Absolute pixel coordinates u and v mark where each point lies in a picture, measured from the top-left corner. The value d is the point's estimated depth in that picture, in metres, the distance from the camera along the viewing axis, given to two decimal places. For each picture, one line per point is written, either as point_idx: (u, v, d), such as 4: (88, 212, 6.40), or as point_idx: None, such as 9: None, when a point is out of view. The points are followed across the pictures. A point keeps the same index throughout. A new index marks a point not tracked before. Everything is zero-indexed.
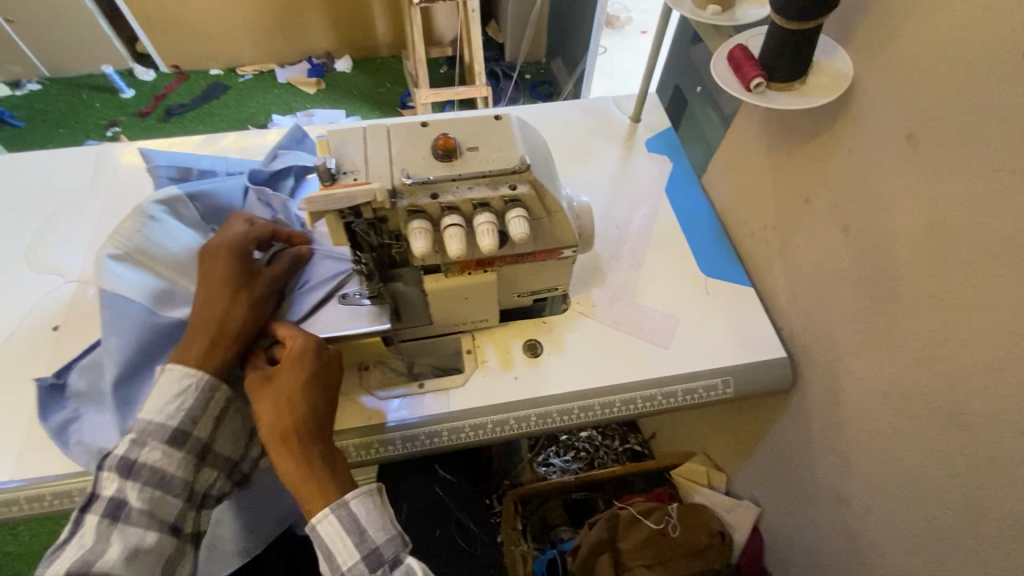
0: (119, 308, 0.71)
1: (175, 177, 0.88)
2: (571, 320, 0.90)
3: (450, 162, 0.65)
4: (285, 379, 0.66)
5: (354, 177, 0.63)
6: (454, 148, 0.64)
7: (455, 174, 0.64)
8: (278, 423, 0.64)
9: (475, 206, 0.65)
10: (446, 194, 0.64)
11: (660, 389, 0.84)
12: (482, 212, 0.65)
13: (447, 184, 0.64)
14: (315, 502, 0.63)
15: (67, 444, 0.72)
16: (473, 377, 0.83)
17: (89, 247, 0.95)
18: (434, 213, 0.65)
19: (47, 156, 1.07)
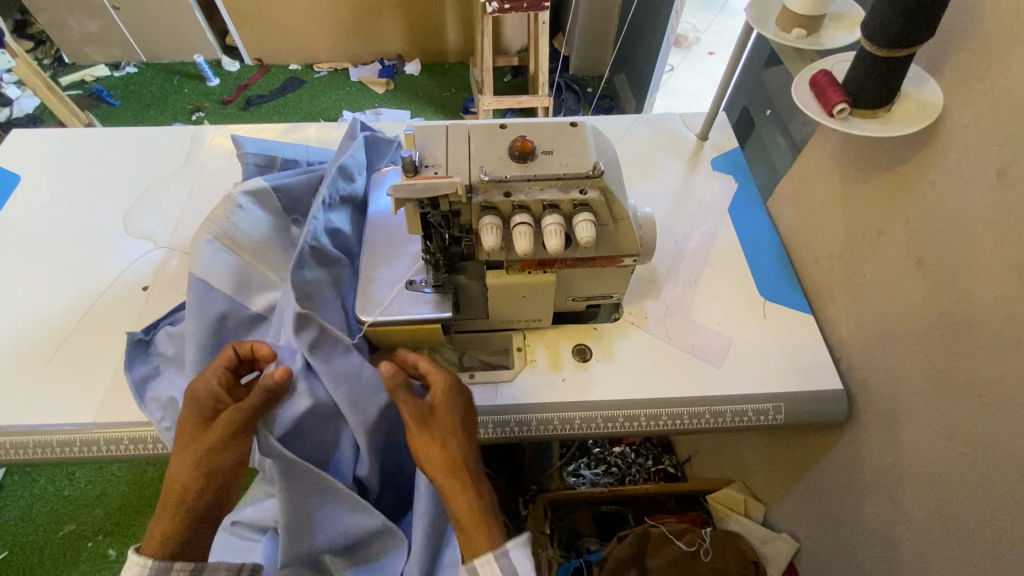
0: (206, 293, 0.75)
1: (262, 166, 0.88)
2: (622, 329, 0.90)
3: (526, 163, 0.67)
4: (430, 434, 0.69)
5: (435, 170, 0.66)
6: (531, 150, 0.67)
7: (531, 175, 0.66)
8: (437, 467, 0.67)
9: (545, 207, 0.67)
10: (519, 193, 0.67)
11: (708, 406, 0.83)
12: (552, 213, 0.67)
13: (521, 184, 0.67)
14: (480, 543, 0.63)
15: (145, 397, 0.79)
16: (522, 374, 0.85)
17: (180, 218, 1.03)
18: (506, 210, 0.67)
19: (149, 134, 1.17)
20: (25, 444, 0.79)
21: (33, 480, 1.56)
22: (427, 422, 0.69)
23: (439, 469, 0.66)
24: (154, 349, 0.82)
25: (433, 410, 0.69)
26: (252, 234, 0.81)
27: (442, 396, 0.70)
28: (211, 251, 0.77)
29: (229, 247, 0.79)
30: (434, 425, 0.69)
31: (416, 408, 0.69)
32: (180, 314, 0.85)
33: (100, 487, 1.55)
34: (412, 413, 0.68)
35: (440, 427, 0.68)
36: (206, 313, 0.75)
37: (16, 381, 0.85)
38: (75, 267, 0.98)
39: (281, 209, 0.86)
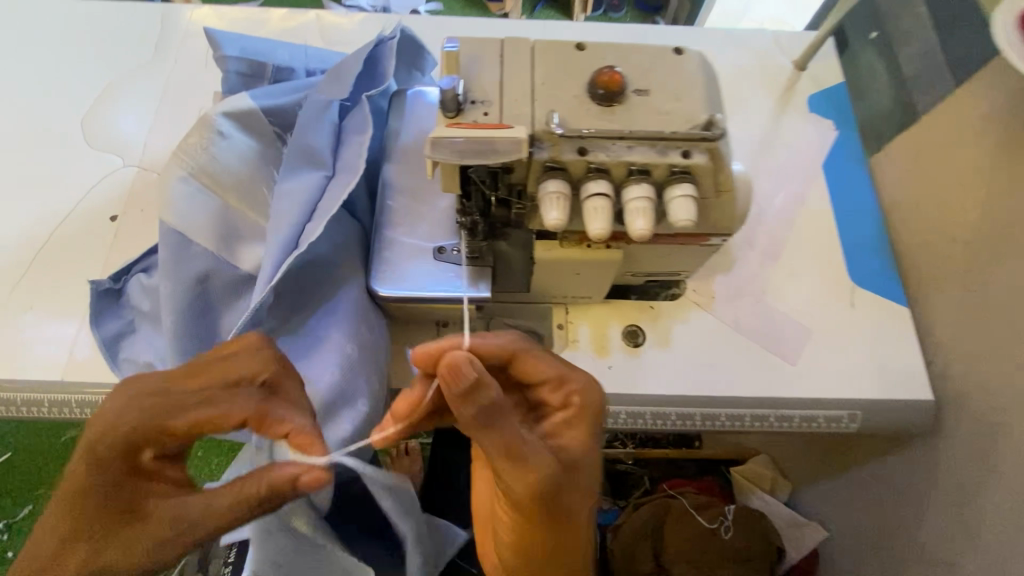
0: (183, 247, 0.60)
1: (245, 74, 0.67)
2: (683, 309, 0.76)
3: (611, 108, 0.49)
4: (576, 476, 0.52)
5: (484, 110, 0.49)
6: (619, 89, 0.49)
7: (622, 129, 0.48)
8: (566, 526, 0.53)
9: (631, 172, 0.49)
10: (597, 151, 0.48)
11: (776, 410, 0.72)
12: (640, 182, 0.49)
13: (603, 139, 0.48)
14: None
15: (117, 359, 0.67)
16: (562, 357, 0.72)
17: (150, 127, 0.84)
18: (577, 173, 0.49)
19: (108, 9, 0.93)
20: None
21: None
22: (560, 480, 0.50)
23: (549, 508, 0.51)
24: (126, 299, 0.68)
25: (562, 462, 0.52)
26: (241, 171, 0.63)
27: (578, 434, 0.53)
28: (188, 192, 0.61)
29: (211, 187, 0.62)
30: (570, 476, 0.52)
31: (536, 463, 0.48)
32: (155, 259, 0.69)
33: None
34: (543, 485, 0.48)
35: (580, 477, 0.52)
36: (184, 273, 0.60)
37: None
38: (25, 183, 0.80)
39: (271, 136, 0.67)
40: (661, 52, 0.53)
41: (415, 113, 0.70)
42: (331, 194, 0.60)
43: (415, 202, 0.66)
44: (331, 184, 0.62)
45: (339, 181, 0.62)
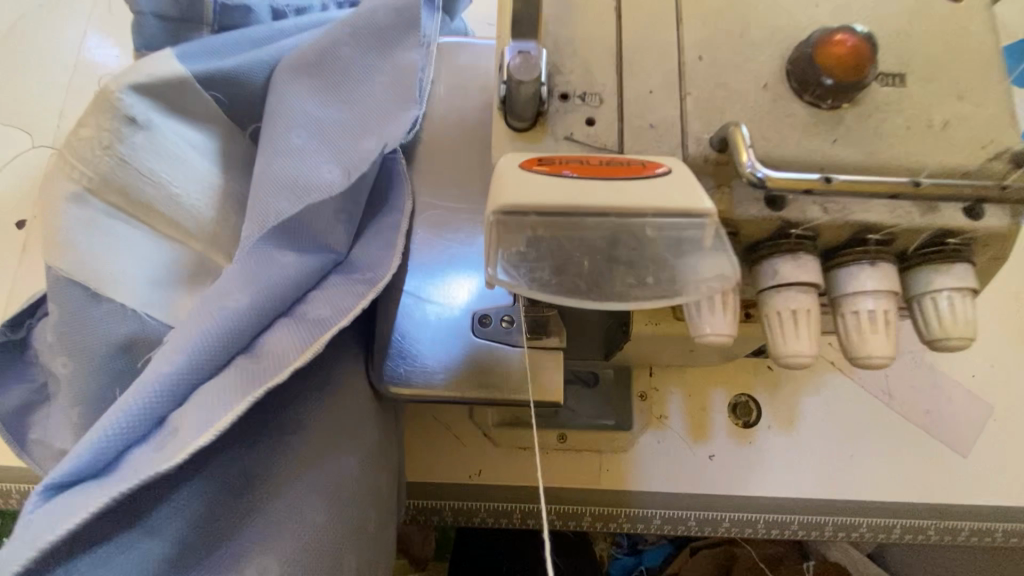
0: (84, 306, 0.39)
1: (172, 19, 0.43)
2: (814, 372, 0.54)
3: (820, 112, 0.27)
4: None
5: (576, 101, 0.28)
6: (847, 83, 0.26)
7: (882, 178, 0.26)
8: None
9: (875, 249, 0.27)
10: (812, 208, 0.26)
11: (938, 521, 0.52)
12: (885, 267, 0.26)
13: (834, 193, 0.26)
14: None
15: (27, 441, 0.48)
16: (644, 441, 0.52)
17: (70, 91, 0.60)
18: (757, 238, 0.27)
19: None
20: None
21: None
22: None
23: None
24: (35, 354, 0.48)
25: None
26: (172, 183, 0.41)
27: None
28: (87, 219, 0.39)
29: (126, 206, 0.40)
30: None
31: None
32: None
33: None
34: None
35: None
36: (91, 348, 0.39)
37: None
38: None
39: (222, 115, 0.44)
40: (906, 10, 0.29)
41: (446, 79, 0.48)
42: (325, 298, 0.38)
43: (441, 232, 0.44)
44: (329, 280, 0.40)
45: (342, 282, 0.39)
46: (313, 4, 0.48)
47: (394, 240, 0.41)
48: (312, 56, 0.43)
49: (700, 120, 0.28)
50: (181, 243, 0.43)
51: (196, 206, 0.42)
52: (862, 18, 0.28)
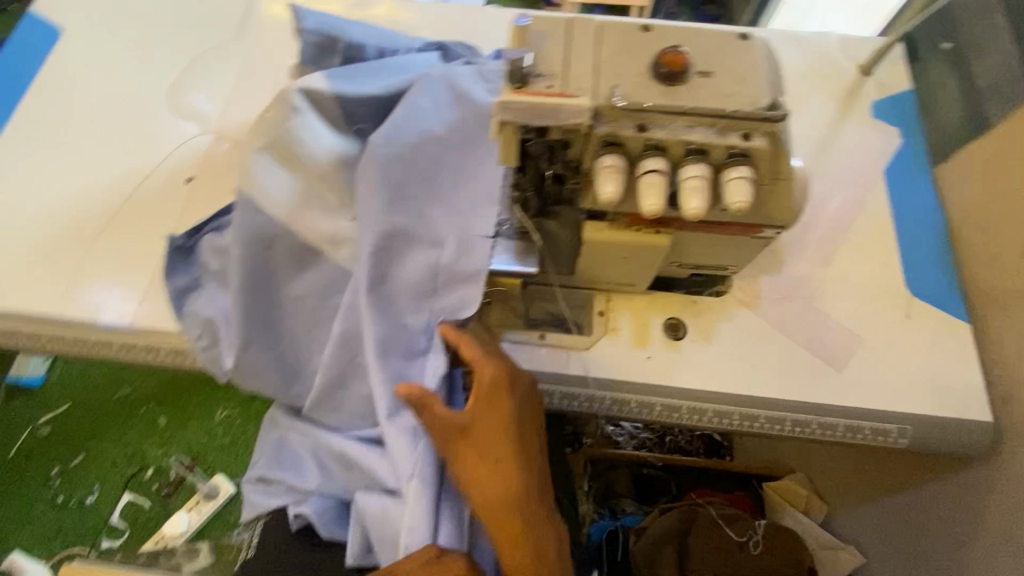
0: (248, 213, 0.65)
1: (321, 49, 0.71)
2: (729, 307, 0.75)
3: (674, 87, 0.50)
4: (490, 420, 0.58)
5: (547, 84, 0.50)
6: (681, 70, 0.50)
7: (683, 105, 0.49)
8: (497, 492, 0.57)
9: (688, 151, 0.50)
10: (656, 129, 0.49)
11: (818, 418, 0.71)
12: (696, 162, 0.49)
13: (661, 116, 0.49)
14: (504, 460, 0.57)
15: (183, 311, 0.71)
16: (600, 343, 0.72)
17: (227, 99, 0.90)
18: (635, 149, 0.50)
19: None
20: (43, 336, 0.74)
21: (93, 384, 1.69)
22: (466, 439, 0.58)
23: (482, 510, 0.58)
24: (198, 257, 0.72)
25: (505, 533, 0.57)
26: (310, 147, 0.67)
27: (486, 396, 0.58)
28: (263, 163, 0.66)
29: (285, 159, 0.66)
30: (472, 447, 0.58)
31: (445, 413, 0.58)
32: (227, 220, 0.74)
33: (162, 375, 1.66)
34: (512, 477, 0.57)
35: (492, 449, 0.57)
36: (253, 234, 0.65)
37: (48, 270, 0.77)
38: (109, 146, 0.86)
39: (340, 114, 0.69)
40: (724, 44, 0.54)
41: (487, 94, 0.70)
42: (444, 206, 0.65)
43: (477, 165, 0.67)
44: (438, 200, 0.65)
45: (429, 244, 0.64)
46: (400, 48, 0.76)
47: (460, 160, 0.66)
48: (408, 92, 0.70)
49: None
50: (309, 184, 0.67)
51: (320, 160, 0.67)
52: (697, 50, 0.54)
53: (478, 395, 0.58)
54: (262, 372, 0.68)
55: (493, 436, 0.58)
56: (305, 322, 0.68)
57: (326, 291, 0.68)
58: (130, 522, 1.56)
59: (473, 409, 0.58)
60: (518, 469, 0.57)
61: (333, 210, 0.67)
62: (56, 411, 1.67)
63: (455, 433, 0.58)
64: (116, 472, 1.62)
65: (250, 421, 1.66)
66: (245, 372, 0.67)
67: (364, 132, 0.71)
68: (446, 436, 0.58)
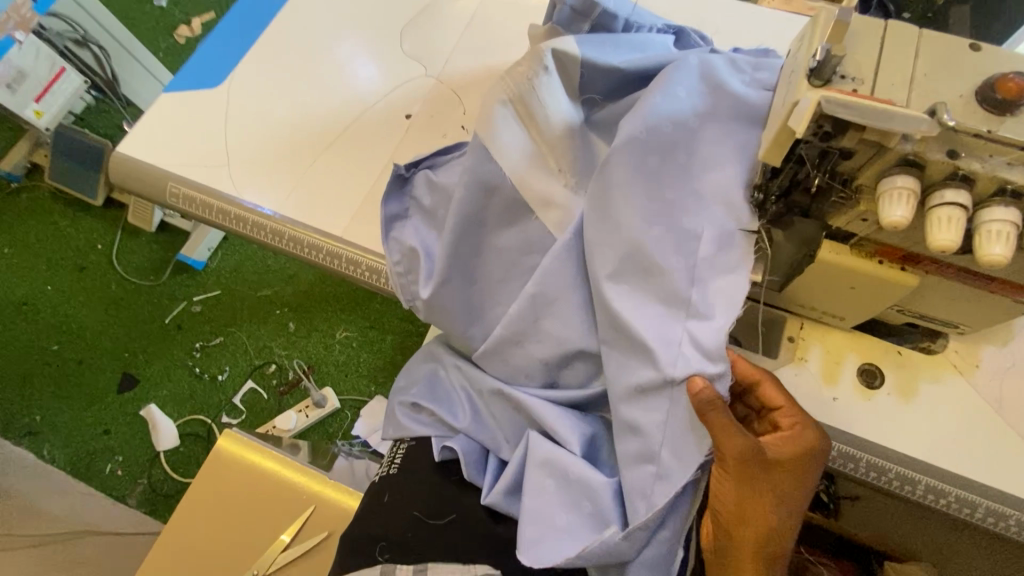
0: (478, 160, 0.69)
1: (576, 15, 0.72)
2: (936, 367, 0.68)
3: (1002, 117, 0.44)
4: (785, 467, 0.60)
5: (853, 87, 0.46)
6: (1022, 99, 0.44)
7: (1015, 139, 0.43)
8: (761, 524, 0.60)
9: (1000, 191, 0.45)
10: (970, 160, 0.45)
11: (1021, 515, 0.62)
12: (1008, 205, 0.44)
13: (981, 146, 0.44)
14: (781, 497, 0.61)
15: (389, 235, 0.76)
16: (785, 369, 0.68)
17: (450, 47, 0.94)
18: (934, 176, 0.46)
19: None
20: (266, 228, 0.83)
21: (235, 276, 1.81)
22: (757, 479, 0.59)
23: (744, 542, 0.61)
24: (411, 190, 0.77)
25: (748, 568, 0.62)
26: (547, 109, 0.68)
27: (792, 456, 0.60)
28: (501, 114, 0.68)
29: (521, 116, 0.69)
30: (756, 488, 0.60)
31: (750, 458, 0.58)
32: (443, 161, 0.78)
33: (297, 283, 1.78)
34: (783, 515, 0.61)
35: (774, 487, 0.60)
36: (479, 178, 0.68)
37: (279, 171, 0.87)
38: (343, 72, 0.94)
39: (580, 82, 0.69)
40: None
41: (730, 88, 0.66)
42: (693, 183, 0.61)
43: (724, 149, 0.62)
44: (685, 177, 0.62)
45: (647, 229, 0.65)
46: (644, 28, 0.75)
47: (711, 141, 0.62)
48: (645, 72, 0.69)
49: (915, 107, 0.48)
50: (536, 144, 0.69)
51: (553, 123, 0.68)
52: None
53: (783, 442, 0.60)
54: (450, 309, 0.72)
55: (779, 478, 0.60)
56: (499, 273, 0.71)
57: (527, 248, 0.70)
58: (248, 409, 1.68)
59: (775, 448, 0.60)
60: (786, 506, 0.61)
61: (554, 174, 0.69)
62: (208, 293, 1.80)
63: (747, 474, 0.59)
64: (244, 359, 1.73)
65: (365, 348, 1.70)
66: (438, 306, 0.72)
67: (593, 105, 0.71)
68: (737, 473, 0.59)
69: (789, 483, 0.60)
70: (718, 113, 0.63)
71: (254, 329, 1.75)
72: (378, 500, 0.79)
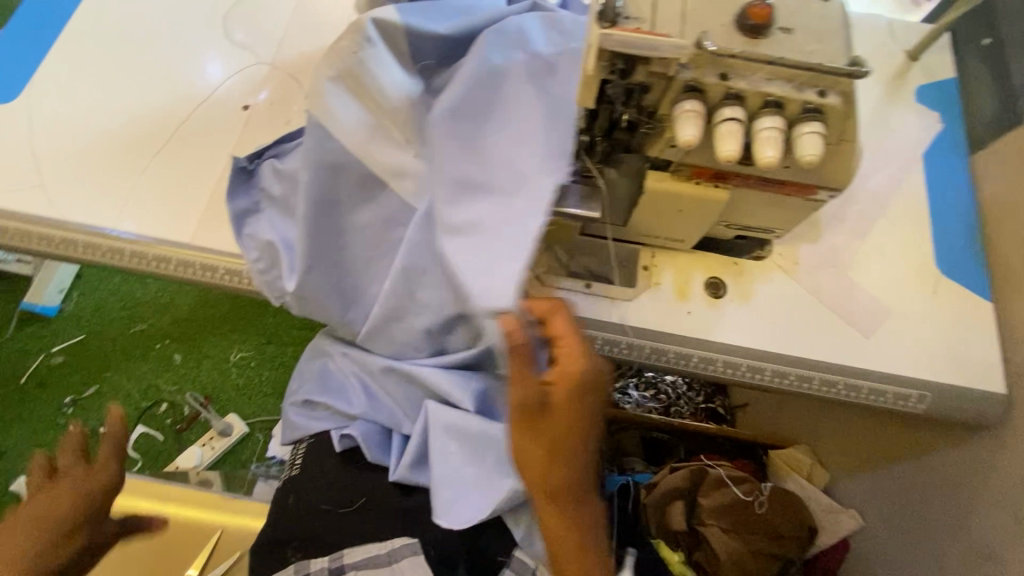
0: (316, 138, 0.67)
1: None
2: (766, 270, 0.78)
3: (756, 40, 0.52)
4: (567, 416, 0.56)
5: (636, 25, 0.51)
6: (767, 23, 0.51)
7: (767, 57, 0.51)
8: (543, 475, 0.58)
9: (765, 103, 0.52)
10: (737, 78, 0.51)
11: (844, 377, 0.74)
12: (772, 113, 0.51)
13: (743, 66, 0.51)
14: (567, 448, 0.57)
15: (242, 233, 0.73)
16: (643, 295, 0.75)
17: (280, 32, 0.90)
18: (714, 97, 0.52)
19: None
20: (101, 247, 0.76)
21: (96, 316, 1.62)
22: (541, 426, 0.56)
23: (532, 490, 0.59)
24: (260, 184, 0.74)
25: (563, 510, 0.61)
26: (380, 81, 0.67)
27: (568, 399, 0.56)
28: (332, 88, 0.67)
29: (354, 91, 0.68)
30: (543, 437, 0.57)
31: (530, 402, 0.55)
32: (288, 149, 0.76)
33: (171, 312, 1.63)
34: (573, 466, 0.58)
35: (563, 438, 0.57)
36: (323, 160, 0.67)
37: (106, 183, 0.79)
38: (163, 68, 0.87)
39: (409, 51, 0.70)
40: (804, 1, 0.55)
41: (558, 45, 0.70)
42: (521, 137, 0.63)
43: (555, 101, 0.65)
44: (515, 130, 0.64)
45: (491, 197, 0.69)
46: None
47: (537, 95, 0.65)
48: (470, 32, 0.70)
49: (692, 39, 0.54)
50: (376, 118, 0.69)
51: (388, 94, 0.68)
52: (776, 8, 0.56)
53: (568, 385, 0.55)
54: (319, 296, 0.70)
55: (560, 426, 0.56)
56: (364, 252, 0.71)
57: (389, 223, 0.70)
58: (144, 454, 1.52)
59: (560, 394, 0.55)
60: (580, 456, 0.58)
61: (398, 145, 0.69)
62: (68, 341, 1.59)
63: (535, 423, 0.56)
64: (128, 404, 1.55)
65: (265, 364, 1.61)
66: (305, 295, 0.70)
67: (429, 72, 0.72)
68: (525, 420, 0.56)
69: (575, 426, 0.56)
70: (539, 71, 0.66)
71: (131, 370, 1.58)
72: (283, 503, 0.76)
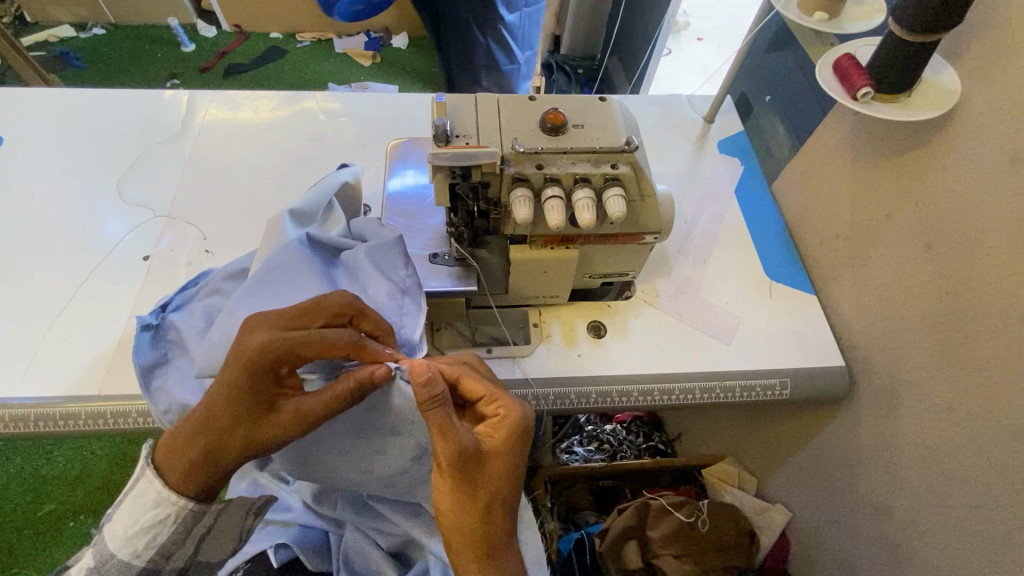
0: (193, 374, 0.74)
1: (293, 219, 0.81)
2: (635, 306, 0.92)
3: (557, 137, 0.68)
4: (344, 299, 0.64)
5: (467, 140, 0.66)
6: (562, 124, 0.67)
7: (565, 147, 0.67)
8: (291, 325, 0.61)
9: (576, 180, 0.67)
10: (550, 166, 0.67)
11: (720, 381, 0.86)
12: (583, 186, 0.67)
13: (552, 156, 0.67)
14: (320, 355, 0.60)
15: (151, 388, 0.74)
16: (539, 348, 0.86)
17: (169, 188, 0.99)
18: (567, 183, 0.67)
19: (118, 99, 1.10)
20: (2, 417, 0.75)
21: None
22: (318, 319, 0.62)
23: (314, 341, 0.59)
24: (167, 334, 0.78)
25: (253, 425, 0.61)
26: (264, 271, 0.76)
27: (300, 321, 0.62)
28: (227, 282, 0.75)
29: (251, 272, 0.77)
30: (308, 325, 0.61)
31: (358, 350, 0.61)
32: (192, 300, 0.81)
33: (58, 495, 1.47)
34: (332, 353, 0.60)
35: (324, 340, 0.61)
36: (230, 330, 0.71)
37: (8, 355, 0.80)
38: (59, 237, 0.92)
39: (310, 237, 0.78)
40: (584, 100, 0.72)
41: (398, 204, 0.87)
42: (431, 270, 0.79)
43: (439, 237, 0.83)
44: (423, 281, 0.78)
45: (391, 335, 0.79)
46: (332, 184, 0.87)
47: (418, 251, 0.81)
48: (321, 207, 0.84)
49: (514, 129, 0.68)
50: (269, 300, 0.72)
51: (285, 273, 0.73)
52: (571, 115, 0.71)
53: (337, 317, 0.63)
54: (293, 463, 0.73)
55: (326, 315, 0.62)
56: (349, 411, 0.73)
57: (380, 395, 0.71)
58: None
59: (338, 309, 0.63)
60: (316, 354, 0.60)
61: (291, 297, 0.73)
62: None
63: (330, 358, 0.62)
64: None
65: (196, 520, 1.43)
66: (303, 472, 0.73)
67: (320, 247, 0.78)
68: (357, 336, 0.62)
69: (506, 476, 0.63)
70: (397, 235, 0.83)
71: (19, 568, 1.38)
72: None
